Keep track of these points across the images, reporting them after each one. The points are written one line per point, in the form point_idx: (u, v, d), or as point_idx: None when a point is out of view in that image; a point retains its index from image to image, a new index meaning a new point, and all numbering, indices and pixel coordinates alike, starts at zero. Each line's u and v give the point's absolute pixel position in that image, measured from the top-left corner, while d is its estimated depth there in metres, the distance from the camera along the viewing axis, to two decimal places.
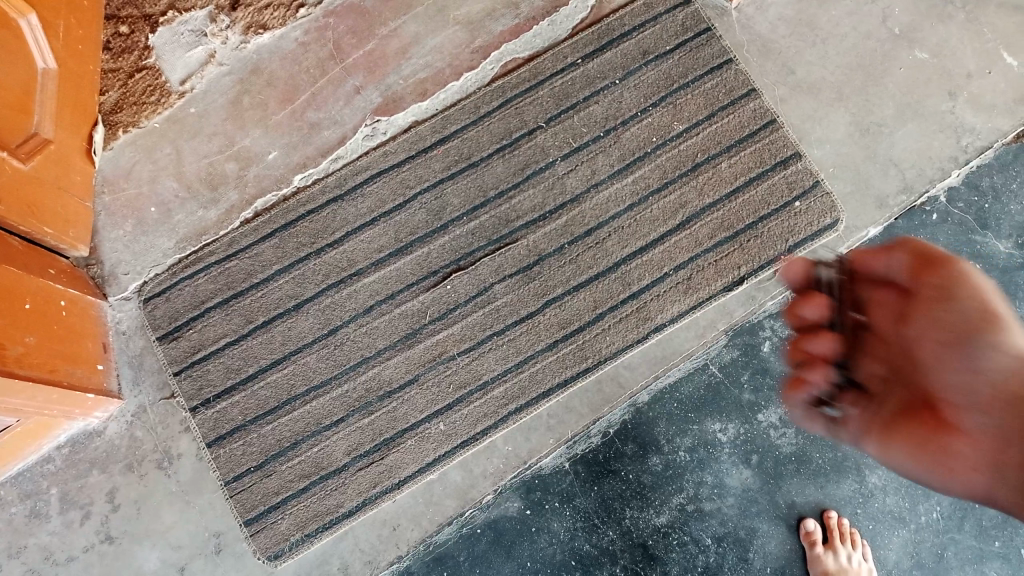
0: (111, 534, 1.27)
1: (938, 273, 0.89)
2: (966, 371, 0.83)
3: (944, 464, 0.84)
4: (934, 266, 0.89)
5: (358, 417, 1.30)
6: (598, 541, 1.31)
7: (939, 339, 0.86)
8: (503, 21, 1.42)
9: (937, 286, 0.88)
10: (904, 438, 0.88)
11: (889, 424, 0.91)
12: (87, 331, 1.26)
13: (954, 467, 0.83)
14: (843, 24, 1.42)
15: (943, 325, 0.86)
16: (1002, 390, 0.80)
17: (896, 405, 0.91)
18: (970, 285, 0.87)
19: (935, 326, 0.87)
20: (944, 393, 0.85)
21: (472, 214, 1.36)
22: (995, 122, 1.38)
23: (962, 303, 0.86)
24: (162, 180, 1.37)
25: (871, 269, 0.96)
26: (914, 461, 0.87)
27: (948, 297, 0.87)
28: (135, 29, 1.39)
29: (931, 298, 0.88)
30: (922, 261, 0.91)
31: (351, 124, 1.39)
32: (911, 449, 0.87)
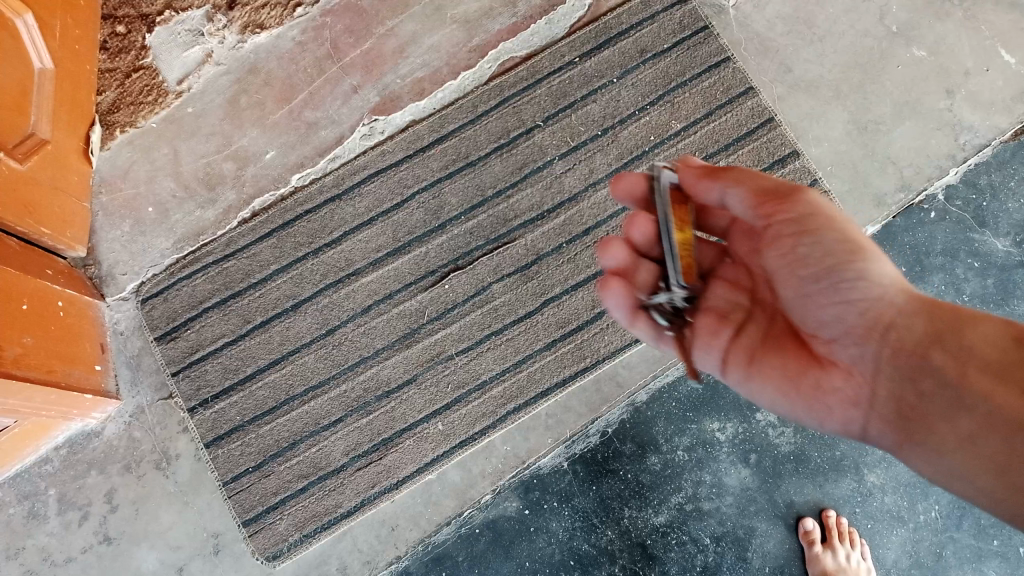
0: (109, 535, 1.27)
1: (793, 208, 0.89)
2: (834, 306, 0.87)
3: (813, 396, 0.90)
4: (782, 200, 0.90)
5: (356, 417, 1.30)
6: (596, 541, 1.30)
7: (800, 277, 0.88)
8: (501, 20, 1.41)
9: (790, 222, 0.89)
10: (770, 371, 0.93)
11: (754, 359, 0.95)
12: (84, 332, 1.26)
13: (830, 403, 0.89)
14: (841, 22, 1.42)
15: (805, 261, 0.88)
16: (873, 321, 0.85)
17: (759, 336, 0.96)
18: (823, 216, 0.88)
19: (794, 264, 0.89)
20: (813, 328, 0.90)
21: (469, 213, 1.36)
22: (993, 119, 1.38)
23: (823, 237, 0.87)
24: (159, 180, 1.37)
25: (704, 196, 0.95)
26: (780, 394, 0.92)
27: (806, 234, 0.88)
28: (132, 29, 1.39)
29: (788, 231, 0.89)
30: (772, 192, 0.91)
31: (348, 123, 1.38)
32: (774, 380, 0.93)
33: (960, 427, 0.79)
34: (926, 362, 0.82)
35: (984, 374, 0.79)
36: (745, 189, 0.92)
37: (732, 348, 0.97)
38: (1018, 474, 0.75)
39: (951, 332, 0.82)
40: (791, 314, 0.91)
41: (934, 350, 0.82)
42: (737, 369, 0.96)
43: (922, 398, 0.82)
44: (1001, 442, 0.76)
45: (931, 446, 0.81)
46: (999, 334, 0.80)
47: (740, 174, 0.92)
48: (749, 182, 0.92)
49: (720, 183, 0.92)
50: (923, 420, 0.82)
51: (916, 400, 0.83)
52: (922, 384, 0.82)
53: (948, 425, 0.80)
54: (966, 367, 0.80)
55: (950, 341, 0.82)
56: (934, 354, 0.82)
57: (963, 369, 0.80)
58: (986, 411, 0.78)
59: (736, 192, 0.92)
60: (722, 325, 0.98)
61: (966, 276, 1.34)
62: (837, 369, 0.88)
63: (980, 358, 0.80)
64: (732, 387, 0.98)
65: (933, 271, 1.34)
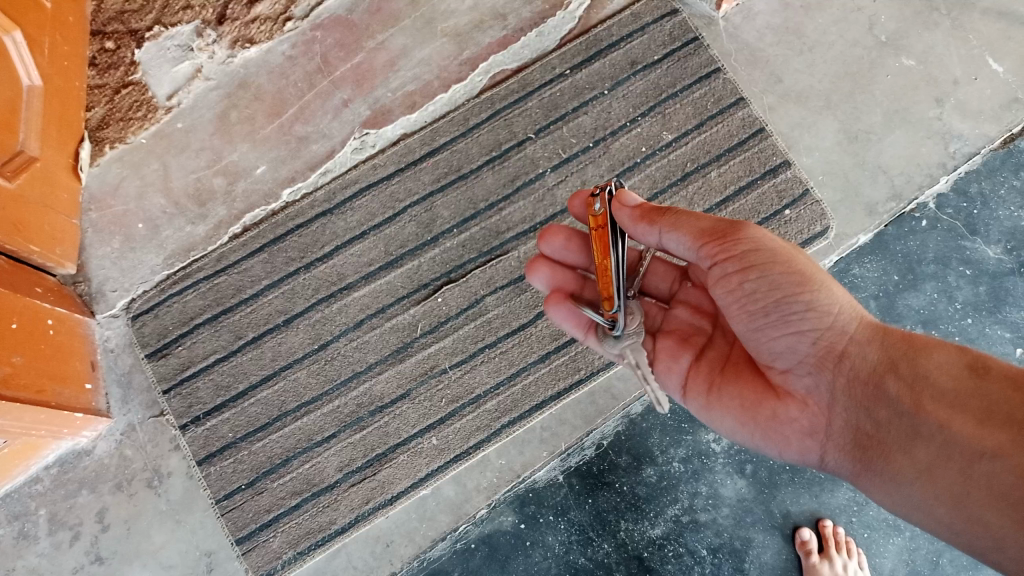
0: (101, 555, 1.26)
1: (735, 245, 0.91)
2: (785, 337, 0.90)
3: (770, 425, 0.93)
4: (725, 237, 0.91)
5: (350, 432, 1.29)
6: (593, 555, 1.29)
7: (749, 311, 0.91)
8: (491, 32, 1.42)
9: (734, 258, 0.91)
10: (729, 402, 0.97)
11: (713, 389, 0.99)
12: (75, 350, 1.25)
13: (787, 432, 0.92)
14: (830, 32, 1.43)
15: (753, 296, 0.91)
16: (826, 350, 0.89)
17: (717, 365, 1.01)
18: (766, 250, 0.90)
19: (743, 300, 0.92)
20: (768, 359, 0.94)
21: (461, 226, 1.35)
22: (982, 127, 1.39)
23: (769, 272, 0.89)
24: (149, 196, 1.36)
25: (644, 237, 0.97)
26: (738, 424, 0.96)
27: (750, 270, 0.90)
28: (121, 45, 1.38)
29: (734, 267, 0.91)
30: (711, 231, 0.92)
31: (338, 137, 1.38)
32: (732, 410, 0.97)
33: (917, 457, 0.81)
34: (880, 391, 0.85)
35: (939, 403, 0.81)
36: (684, 230, 0.93)
37: (691, 374, 1.02)
38: (973, 503, 0.77)
39: (904, 360, 0.85)
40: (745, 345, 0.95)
41: (888, 379, 0.85)
42: (698, 398, 1.01)
43: (878, 427, 0.85)
44: (956, 471, 0.78)
45: (888, 475, 0.84)
46: (952, 363, 0.83)
47: (677, 218, 0.93)
48: (688, 226, 0.93)
49: (656, 227, 0.94)
50: (879, 449, 0.85)
51: (872, 429, 0.86)
52: (877, 413, 0.85)
53: (906, 456, 0.82)
54: (921, 398, 0.82)
55: (904, 370, 0.85)
56: (888, 383, 0.85)
57: (918, 399, 0.82)
58: (942, 440, 0.80)
59: (675, 236, 0.94)
60: (681, 350, 1.04)
61: (959, 284, 1.34)
62: (794, 399, 0.92)
63: (935, 388, 0.82)
64: (694, 414, 1.03)
65: (925, 279, 1.35)
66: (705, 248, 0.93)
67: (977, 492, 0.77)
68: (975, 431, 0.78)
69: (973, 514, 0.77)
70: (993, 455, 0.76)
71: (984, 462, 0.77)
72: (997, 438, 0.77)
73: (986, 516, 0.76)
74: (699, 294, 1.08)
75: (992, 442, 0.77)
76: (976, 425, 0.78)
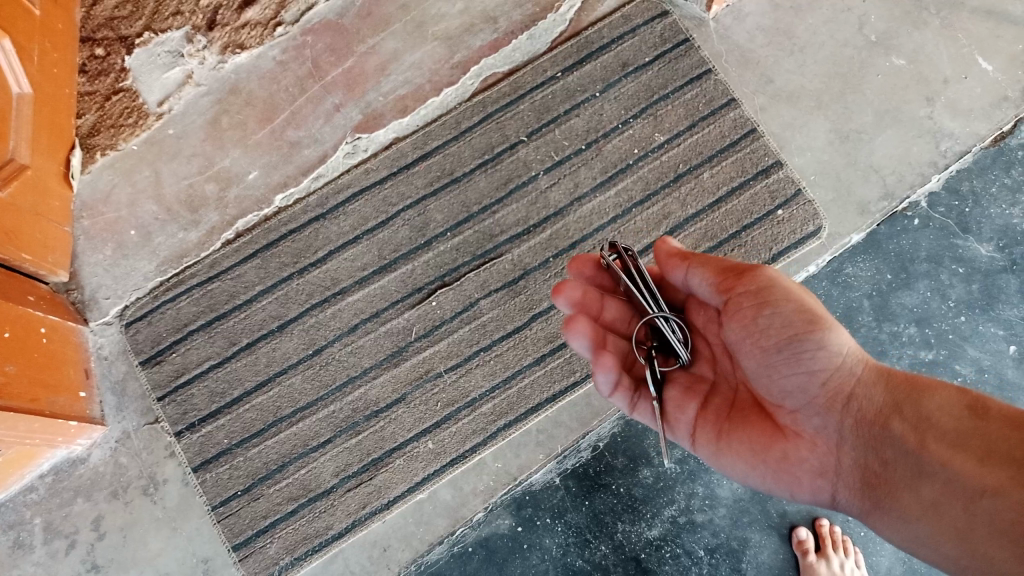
0: (96, 563, 1.25)
1: (752, 281, 0.93)
2: (796, 375, 0.90)
3: (782, 468, 0.93)
4: (742, 274, 0.94)
5: (345, 437, 1.29)
6: (590, 557, 1.29)
7: (762, 347, 0.92)
8: (482, 36, 1.42)
9: (750, 292, 0.93)
10: (738, 446, 0.96)
11: (722, 434, 0.97)
12: (68, 358, 1.24)
13: (798, 473, 0.92)
14: (820, 32, 1.44)
15: (766, 331, 0.91)
16: (833, 390, 0.89)
17: (723, 409, 0.99)
18: (780, 288, 0.92)
19: (756, 335, 0.92)
20: (777, 398, 0.93)
21: (455, 229, 1.35)
22: (972, 126, 1.39)
23: (781, 308, 0.91)
24: (142, 203, 1.35)
25: (672, 276, 1.02)
26: (750, 467, 0.95)
27: (765, 304, 0.91)
28: (111, 51, 1.37)
29: (749, 302, 0.93)
30: (731, 268, 0.95)
31: (331, 141, 1.38)
32: (743, 454, 0.95)
33: (923, 495, 0.83)
34: (886, 431, 0.87)
35: (941, 443, 0.83)
36: (707, 268, 0.97)
37: (699, 421, 1.00)
38: (977, 539, 0.78)
39: (908, 402, 0.87)
40: (756, 384, 0.95)
41: (894, 420, 0.86)
42: (707, 443, 0.99)
43: (885, 466, 0.86)
44: (961, 508, 0.80)
45: (898, 513, 0.85)
46: (952, 404, 0.84)
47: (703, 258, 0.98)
48: (711, 263, 0.97)
49: (685, 268, 0.99)
50: (887, 487, 0.86)
51: (880, 468, 0.87)
52: (883, 453, 0.86)
53: (912, 493, 0.84)
54: (925, 437, 0.84)
55: (908, 411, 0.86)
56: (894, 424, 0.86)
57: (922, 438, 0.84)
58: (946, 478, 0.81)
59: (699, 273, 0.98)
60: (686, 398, 1.02)
61: (951, 282, 1.35)
62: (803, 439, 0.92)
63: (938, 428, 0.84)
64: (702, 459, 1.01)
65: (918, 278, 1.35)
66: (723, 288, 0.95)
67: (980, 528, 0.78)
68: (977, 468, 0.80)
69: (978, 550, 0.78)
70: (993, 492, 0.78)
71: (986, 499, 0.78)
72: (997, 476, 0.78)
73: (990, 551, 0.77)
74: (699, 341, 1.05)
75: (993, 479, 0.78)
76: (978, 463, 0.80)
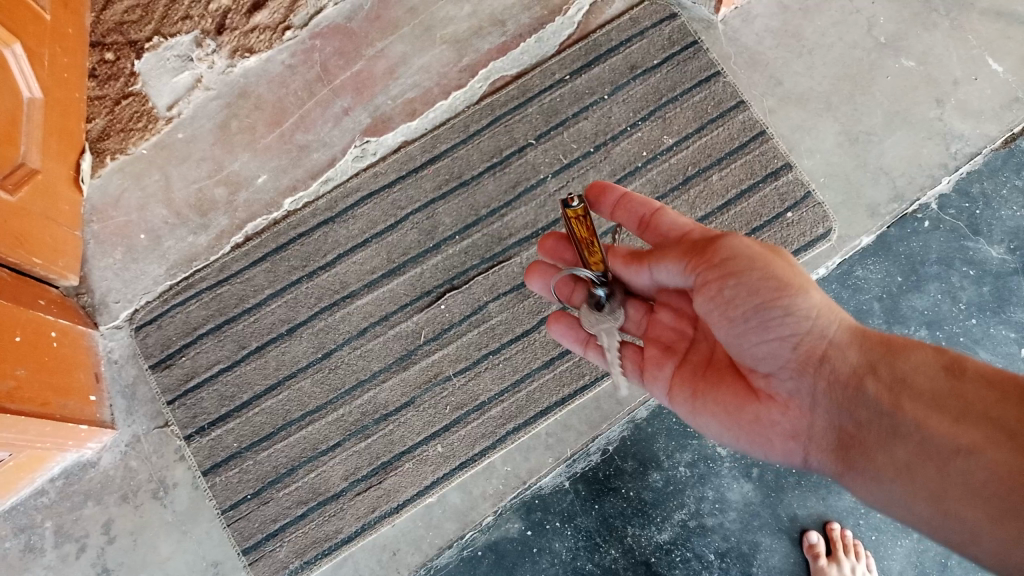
0: (107, 567, 1.25)
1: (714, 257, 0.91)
2: (767, 342, 0.89)
3: (752, 427, 0.93)
4: (711, 248, 0.91)
5: (354, 441, 1.29)
6: (600, 561, 1.29)
7: (729, 317, 0.90)
8: (491, 39, 1.42)
9: (716, 267, 0.90)
10: (713, 406, 0.96)
11: (698, 394, 0.98)
12: (78, 362, 1.25)
13: (770, 434, 0.92)
14: (829, 34, 1.43)
15: (733, 303, 0.89)
16: (806, 354, 0.87)
17: (699, 369, 1.00)
18: (745, 259, 0.89)
19: (723, 306, 0.90)
20: (750, 364, 0.92)
21: (464, 233, 1.35)
22: (982, 127, 1.39)
23: (747, 278, 0.88)
24: (151, 207, 1.36)
25: (637, 279, 1.04)
26: (724, 427, 0.96)
27: (729, 278, 0.89)
28: (121, 56, 1.38)
29: (715, 277, 0.90)
30: (693, 250, 0.93)
31: (339, 145, 1.38)
32: (716, 412, 0.96)
33: (896, 456, 0.81)
34: (859, 392, 0.84)
35: (917, 403, 0.81)
36: (671, 257, 0.96)
37: (676, 380, 1.01)
38: (950, 498, 0.77)
39: (883, 362, 0.84)
40: (727, 349, 0.94)
41: (867, 380, 0.84)
42: (683, 400, 1.00)
43: (859, 428, 0.84)
44: (933, 469, 0.78)
45: (870, 474, 0.83)
46: (927, 364, 0.82)
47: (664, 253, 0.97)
48: (672, 254, 0.95)
49: (647, 268, 1.00)
50: (860, 448, 0.85)
51: (853, 429, 0.85)
52: (856, 414, 0.84)
53: (885, 454, 0.82)
54: (900, 398, 0.82)
55: (883, 371, 0.84)
56: (867, 384, 0.84)
57: (897, 399, 0.82)
58: (919, 439, 0.80)
59: (664, 266, 0.97)
60: (665, 358, 1.03)
61: (962, 284, 1.34)
62: (775, 401, 0.92)
63: (913, 388, 0.82)
64: (682, 417, 1.02)
65: (929, 280, 1.34)
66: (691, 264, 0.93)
67: (954, 488, 0.76)
68: (951, 428, 0.78)
69: (949, 510, 0.76)
70: (967, 450, 0.76)
71: (959, 458, 0.77)
72: (971, 435, 0.77)
73: (962, 511, 0.76)
74: (680, 297, 1.05)
75: (967, 439, 0.77)
76: (952, 422, 0.78)
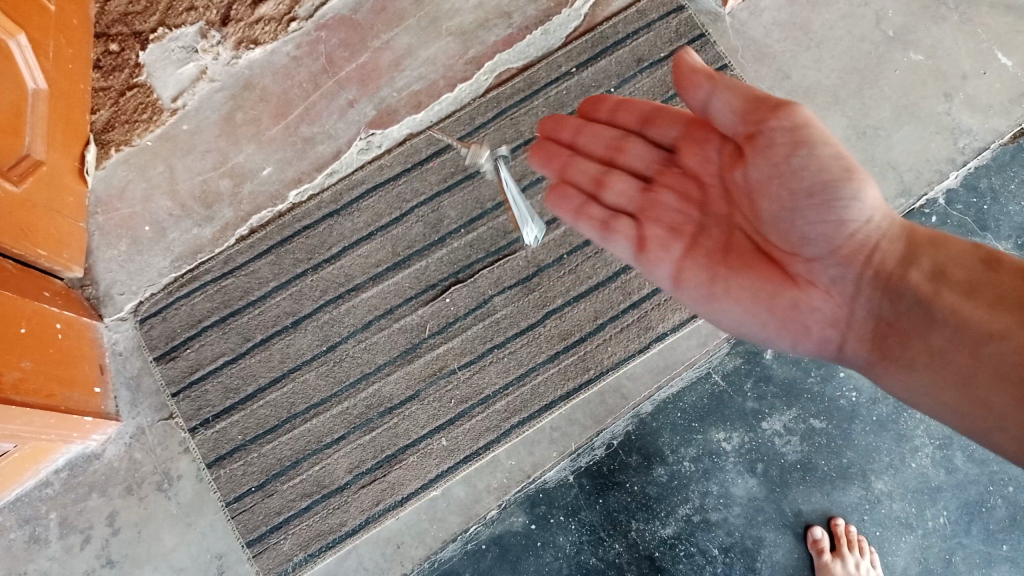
0: (112, 558, 1.26)
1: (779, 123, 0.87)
2: (825, 222, 0.88)
3: (788, 313, 0.93)
4: (774, 110, 0.87)
5: (359, 434, 1.29)
6: (604, 555, 1.29)
7: (791, 189, 0.88)
8: (496, 31, 1.41)
9: (785, 132, 0.87)
10: (738, 292, 0.94)
11: (719, 278, 0.96)
12: (83, 354, 1.25)
13: (807, 321, 0.92)
14: (837, 27, 1.42)
15: (798, 174, 0.87)
16: (855, 247, 0.89)
17: (718, 250, 0.97)
18: (816, 127, 0.87)
19: (787, 177, 0.88)
20: (794, 245, 0.92)
21: (469, 225, 1.35)
22: (991, 122, 1.38)
23: (818, 151, 0.86)
24: (156, 199, 1.35)
25: (690, 101, 0.94)
26: (749, 313, 0.94)
27: (801, 146, 0.86)
28: (125, 47, 1.37)
29: (783, 146, 0.87)
30: (762, 103, 0.88)
31: (344, 138, 1.38)
32: (743, 298, 0.94)
33: (933, 343, 0.85)
34: (902, 283, 0.89)
35: (954, 293, 0.86)
36: (736, 96, 0.90)
37: (688, 262, 0.98)
38: (980, 385, 0.81)
39: (927, 253, 0.90)
40: (772, 226, 0.92)
41: (910, 271, 0.89)
42: (698, 284, 0.97)
43: (897, 316, 0.89)
44: (967, 355, 0.82)
45: (904, 362, 0.87)
46: (966, 258, 0.88)
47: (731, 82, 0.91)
48: (741, 93, 0.90)
49: (707, 90, 0.91)
50: (898, 336, 0.89)
51: (892, 318, 0.89)
52: (897, 303, 0.89)
53: (922, 341, 0.86)
54: (940, 289, 0.87)
55: (925, 264, 0.89)
56: (911, 275, 0.89)
57: (936, 290, 0.87)
58: (954, 327, 0.84)
59: (724, 100, 0.91)
60: (675, 239, 0.99)
61: None
62: (816, 288, 0.92)
63: (952, 280, 0.87)
64: (688, 305, 0.99)
65: None
66: (745, 131, 0.91)
67: (984, 374, 0.81)
68: (987, 314, 0.83)
69: (978, 397, 0.81)
70: (999, 337, 0.81)
71: (990, 344, 0.81)
72: (1005, 322, 0.81)
73: (990, 397, 0.80)
74: (686, 180, 1.03)
75: (1001, 325, 0.81)
76: (988, 309, 0.83)
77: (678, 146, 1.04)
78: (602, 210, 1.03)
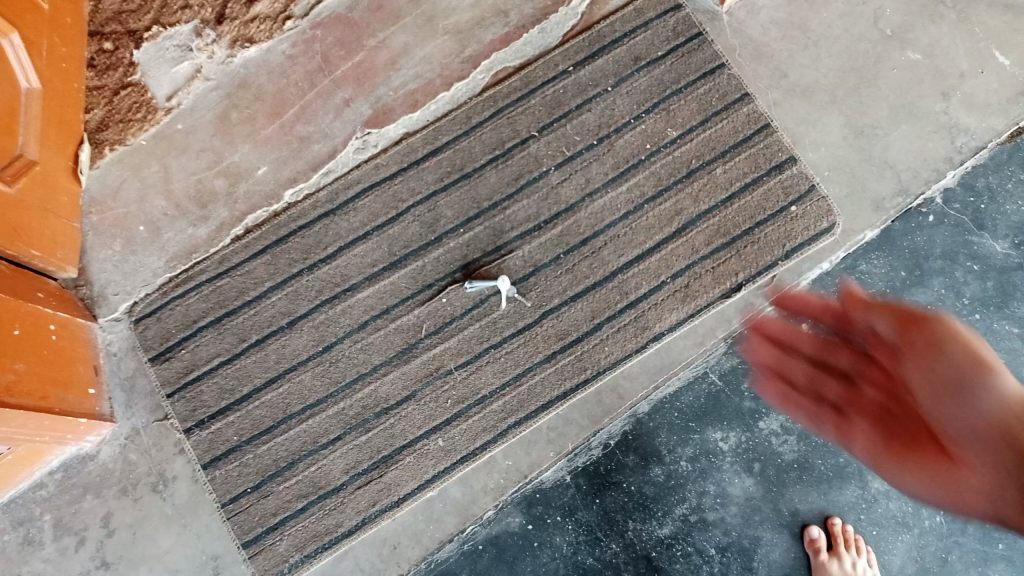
0: (107, 560, 1.25)
1: (923, 332, 0.82)
2: (963, 418, 0.74)
3: (952, 496, 0.76)
4: (917, 324, 0.82)
5: (355, 434, 1.28)
6: (601, 555, 1.29)
7: (926, 380, 0.79)
8: (493, 30, 1.40)
9: (924, 338, 0.81)
10: (914, 471, 0.81)
11: (899, 462, 0.83)
12: (77, 354, 1.24)
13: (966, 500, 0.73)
14: (835, 26, 1.42)
15: (931, 376, 0.79)
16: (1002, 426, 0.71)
17: (879, 440, 0.87)
18: (953, 329, 0.80)
19: (924, 372, 0.80)
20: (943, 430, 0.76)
21: (466, 225, 1.34)
22: (988, 121, 1.38)
23: (952, 351, 0.78)
24: (150, 198, 1.34)
25: (859, 323, 0.92)
26: (928, 495, 0.79)
27: (938, 349, 0.79)
28: (120, 45, 1.36)
29: (920, 346, 0.81)
30: (908, 317, 0.84)
31: (340, 137, 1.37)
32: (922, 483, 0.80)
33: None
34: None
35: None
36: (886, 314, 0.86)
37: (872, 441, 0.88)
38: None
39: None
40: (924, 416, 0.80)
41: None
42: (891, 469, 0.85)
43: None
44: None
45: None
46: None
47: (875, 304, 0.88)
48: (888, 311, 0.86)
49: (865, 310, 0.89)
50: None
51: None
52: None
53: None
54: None
55: None
56: None
57: None
58: None
59: (879, 318, 0.87)
60: (865, 419, 0.90)
61: (966, 279, 1.34)
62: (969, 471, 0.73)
63: None
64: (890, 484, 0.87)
65: (933, 275, 1.34)
66: (896, 337, 0.84)
67: None
68: None
69: None
70: None
71: None
72: None
73: None
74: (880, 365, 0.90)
75: None
76: None
77: (853, 373, 0.94)
78: (804, 396, 1.02)
